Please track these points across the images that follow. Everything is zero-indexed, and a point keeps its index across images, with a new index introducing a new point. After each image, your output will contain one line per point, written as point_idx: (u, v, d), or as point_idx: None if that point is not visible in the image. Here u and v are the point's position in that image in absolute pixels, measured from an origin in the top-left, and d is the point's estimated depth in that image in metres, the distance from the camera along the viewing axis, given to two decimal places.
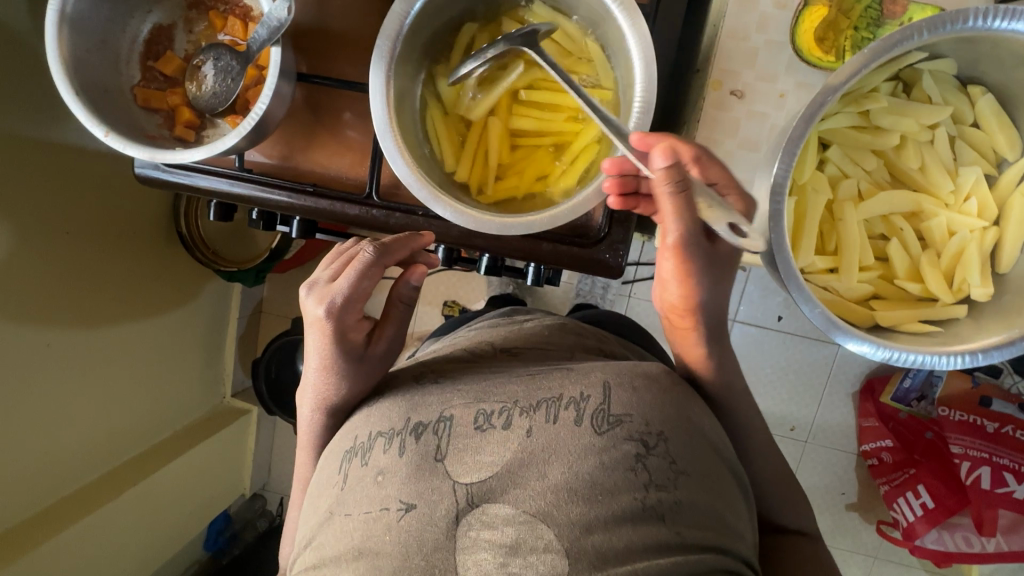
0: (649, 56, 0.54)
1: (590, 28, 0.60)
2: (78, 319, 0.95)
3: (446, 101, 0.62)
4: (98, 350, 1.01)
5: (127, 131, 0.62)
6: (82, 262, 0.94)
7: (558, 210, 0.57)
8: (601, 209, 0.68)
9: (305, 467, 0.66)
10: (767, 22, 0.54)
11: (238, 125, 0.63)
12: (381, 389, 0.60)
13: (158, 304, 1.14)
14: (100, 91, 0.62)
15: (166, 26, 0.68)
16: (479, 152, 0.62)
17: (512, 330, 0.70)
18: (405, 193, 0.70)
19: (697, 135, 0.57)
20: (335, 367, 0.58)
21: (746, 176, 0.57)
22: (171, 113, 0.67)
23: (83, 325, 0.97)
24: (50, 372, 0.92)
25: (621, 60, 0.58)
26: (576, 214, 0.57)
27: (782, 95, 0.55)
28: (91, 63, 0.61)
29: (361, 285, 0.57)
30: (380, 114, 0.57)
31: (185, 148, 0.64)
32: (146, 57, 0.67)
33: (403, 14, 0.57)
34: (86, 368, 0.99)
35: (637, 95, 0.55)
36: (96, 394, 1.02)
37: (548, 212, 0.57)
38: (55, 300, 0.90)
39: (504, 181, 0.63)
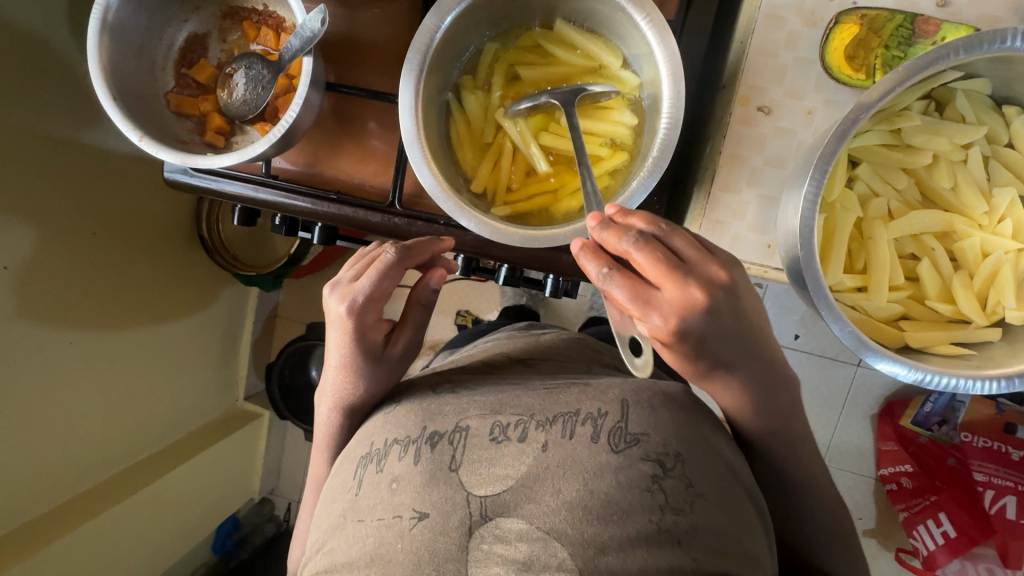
0: (677, 72, 0.54)
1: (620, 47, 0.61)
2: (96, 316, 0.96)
3: (468, 117, 0.63)
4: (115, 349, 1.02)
5: (160, 136, 0.63)
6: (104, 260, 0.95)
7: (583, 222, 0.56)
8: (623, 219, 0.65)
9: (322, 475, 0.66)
10: (797, 40, 0.55)
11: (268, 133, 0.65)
12: (396, 396, 0.60)
13: (177, 304, 1.15)
14: (136, 96, 0.63)
15: (200, 35, 0.69)
16: (500, 149, 0.63)
17: (531, 341, 0.70)
18: (426, 203, 0.71)
19: (722, 150, 0.57)
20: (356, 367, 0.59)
21: (772, 192, 0.57)
22: (202, 119, 0.68)
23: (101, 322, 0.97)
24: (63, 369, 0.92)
25: (649, 71, 0.59)
26: None
27: (810, 113, 0.55)
28: (126, 67, 0.63)
29: (381, 284, 0.57)
30: (407, 125, 0.58)
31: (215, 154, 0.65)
32: (180, 65, 0.68)
33: (433, 28, 0.57)
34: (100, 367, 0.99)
35: (665, 110, 0.55)
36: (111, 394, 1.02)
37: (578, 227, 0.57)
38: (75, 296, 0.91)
39: (516, 191, 0.64)
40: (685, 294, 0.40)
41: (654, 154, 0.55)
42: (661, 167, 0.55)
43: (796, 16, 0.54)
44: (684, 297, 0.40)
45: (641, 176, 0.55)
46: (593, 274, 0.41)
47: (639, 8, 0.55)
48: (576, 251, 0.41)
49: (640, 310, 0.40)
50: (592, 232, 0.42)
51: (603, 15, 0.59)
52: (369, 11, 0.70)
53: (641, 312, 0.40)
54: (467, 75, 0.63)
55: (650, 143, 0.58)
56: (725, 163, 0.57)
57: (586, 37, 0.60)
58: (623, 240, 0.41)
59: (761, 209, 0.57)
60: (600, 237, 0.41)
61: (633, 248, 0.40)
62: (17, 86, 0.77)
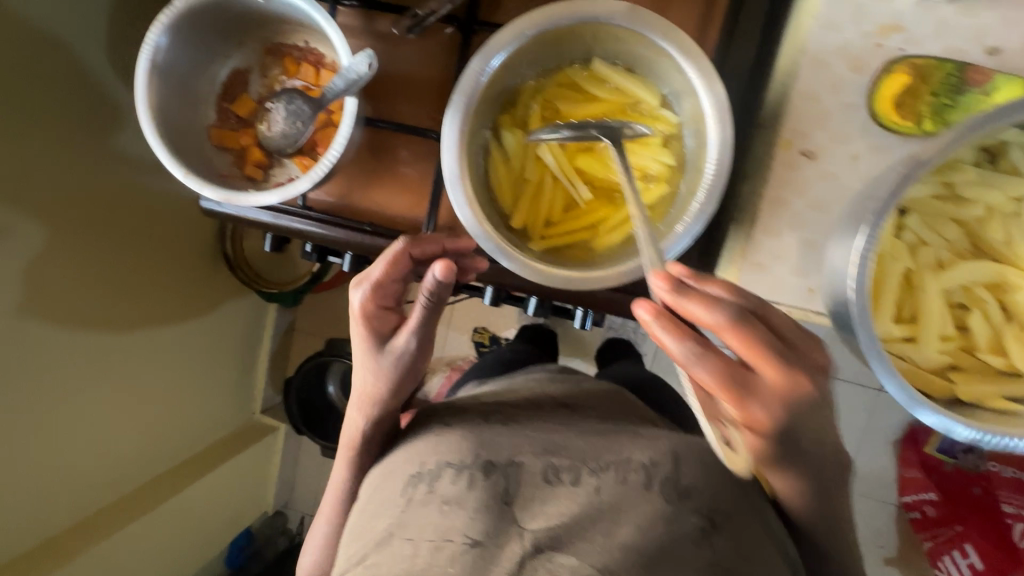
0: (723, 120, 0.54)
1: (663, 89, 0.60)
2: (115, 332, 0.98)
3: (507, 155, 0.63)
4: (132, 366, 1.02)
5: (204, 172, 0.64)
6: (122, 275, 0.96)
7: (629, 267, 0.57)
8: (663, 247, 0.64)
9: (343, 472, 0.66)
10: (842, 85, 0.54)
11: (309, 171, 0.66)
12: (449, 419, 0.60)
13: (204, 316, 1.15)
14: (181, 132, 0.65)
15: (242, 70, 0.70)
16: (538, 186, 0.63)
17: (573, 385, 0.70)
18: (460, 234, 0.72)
19: (765, 193, 0.57)
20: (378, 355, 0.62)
21: (815, 236, 0.56)
22: (242, 152, 0.69)
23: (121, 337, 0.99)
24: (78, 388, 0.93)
25: (692, 111, 0.58)
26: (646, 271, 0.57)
27: (855, 157, 0.55)
28: (173, 105, 0.64)
29: (393, 272, 0.58)
30: (450, 166, 0.58)
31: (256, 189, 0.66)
32: (222, 99, 0.69)
33: (479, 71, 0.57)
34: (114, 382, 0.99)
35: (711, 157, 0.55)
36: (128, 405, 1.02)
37: (621, 270, 0.57)
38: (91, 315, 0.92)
39: (554, 228, 0.64)
40: (781, 375, 0.40)
41: (699, 200, 0.55)
42: (707, 212, 0.55)
43: (841, 61, 0.54)
44: (780, 378, 0.40)
45: (685, 223, 0.55)
46: (671, 349, 0.40)
47: (682, 53, 0.54)
48: (648, 319, 0.39)
49: (731, 392, 0.40)
50: (674, 300, 0.40)
51: (645, 57, 0.59)
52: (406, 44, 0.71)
53: (739, 396, 0.40)
54: (505, 113, 0.63)
55: (693, 186, 0.58)
56: (767, 206, 0.57)
57: (629, 78, 0.60)
58: (714, 313, 0.39)
59: (803, 252, 0.57)
60: (683, 307, 0.39)
61: (731, 326, 0.39)
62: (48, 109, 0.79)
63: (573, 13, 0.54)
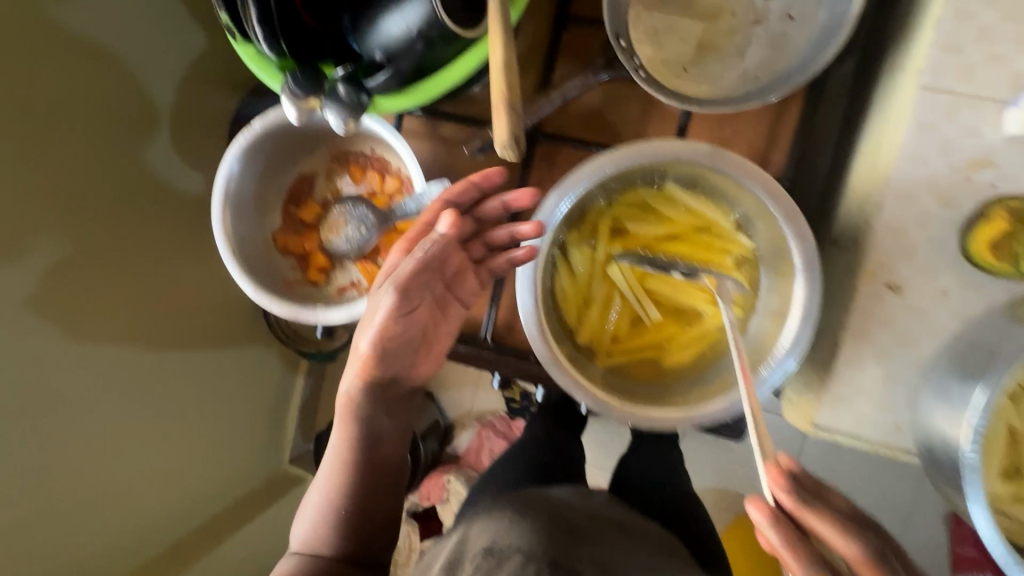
0: (812, 260, 0.52)
1: (737, 213, 0.59)
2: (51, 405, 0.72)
3: (574, 274, 0.62)
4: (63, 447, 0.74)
5: (269, 284, 0.65)
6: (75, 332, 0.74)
7: (709, 408, 0.54)
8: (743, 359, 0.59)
9: (345, 462, 0.58)
10: (929, 219, 0.53)
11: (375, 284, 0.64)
12: (519, 508, 0.57)
13: (182, 381, 0.89)
14: (249, 243, 0.66)
15: (308, 174, 0.71)
16: (605, 304, 0.62)
17: (623, 514, 0.67)
18: (516, 334, 0.73)
19: (848, 325, 0.55)
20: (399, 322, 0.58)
21: (901, 370, 0.54)
22: (305, 256, 0.70)
23: (55, 409, 0.72)
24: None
25: (767, 237, 0.57)
26: (727, 414, 0.54)
27: (944, 292, 0.53)
28: (245, 219, 0.66)
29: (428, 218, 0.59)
30: (524, 295, 0.57)
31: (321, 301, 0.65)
32: (287, 204, 0.70)
33: (554, 205, 0.57)
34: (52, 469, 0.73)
35: (798, 295, 0.52)
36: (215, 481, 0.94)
37: (694, 411, 0.54)
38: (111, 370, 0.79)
39: (622, 347, 0.62)
40: None
41: (787, 341, 0.52)
42: (796, 352, 0.52)
43: (928, 194, 0.53)
44: None
45: (770, 368, 0.53)
46: (786, 559, 0.41)
47: (765, 193, 0.53)
48: (761, 520, 0.42)
49: None
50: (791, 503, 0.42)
51: (720, 186, 0.58)
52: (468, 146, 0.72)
53: None
54: (576, 230, 0.62)
55: (773, 321, 0.56)
56: (851, 338, 0.55)
57: (703, 204, 0.59)
58: (833, 528, 0.42)
59: (886, 386, 0.54)
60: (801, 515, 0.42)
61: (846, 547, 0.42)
62: (95, 149, 0.71)
63: (650, 149, 0.54)
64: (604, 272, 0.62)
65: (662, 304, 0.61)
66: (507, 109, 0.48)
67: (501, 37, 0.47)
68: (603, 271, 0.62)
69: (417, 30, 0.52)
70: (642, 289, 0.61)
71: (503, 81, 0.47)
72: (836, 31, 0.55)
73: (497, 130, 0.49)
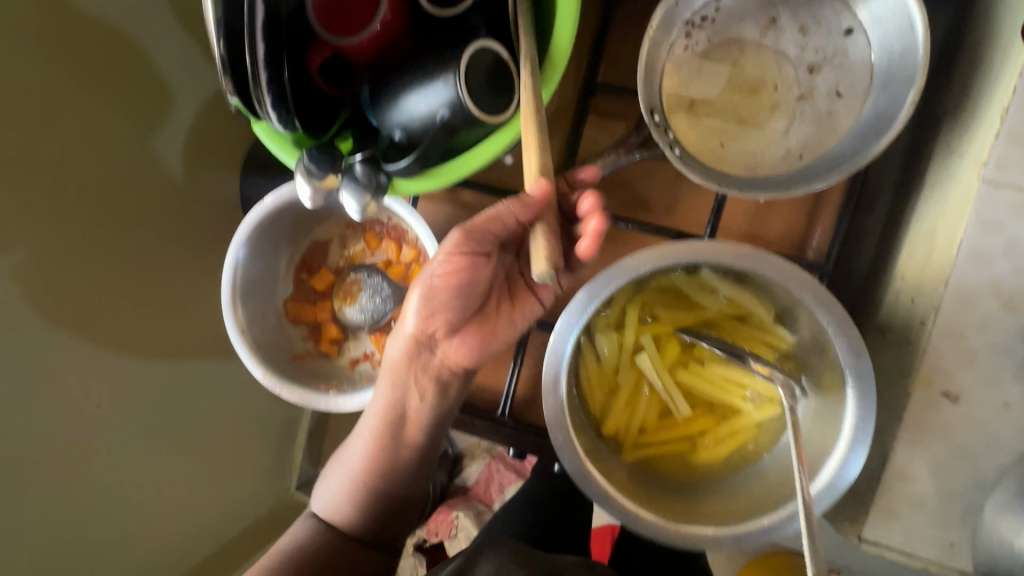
0: (866, 376, 0.47)
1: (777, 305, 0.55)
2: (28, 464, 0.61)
3: (598, 363, 0.58)
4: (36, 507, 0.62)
5: (280, 361, 0.62)
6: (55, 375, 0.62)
7: (749, 529, 0.50)
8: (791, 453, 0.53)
9: (379, 446, 0.56)
10: (991, 324, 0.49)
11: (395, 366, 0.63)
12: None
13: (190, 430, 0.80)
14: (260, 315, 0.63)
15: (322, 241, 0.68)
16: (634, 392, 0.59)
17: None
18: (535, 410, 0.69)
19: (899, 435, 0.51)
20: (449, 314, 0.51)
21: (957, 485, 0.50)
22: (317, 326, 0.67)
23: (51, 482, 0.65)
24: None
25: (812, 336, 0.53)
26: (767, 535, 0.50)
27: (1006, 404, 0.49)
28: (256, 291, 0.63)
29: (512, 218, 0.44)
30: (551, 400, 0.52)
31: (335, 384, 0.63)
32: (300, 271, 0.67)
33: (585, 301, 0.51)
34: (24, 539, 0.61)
35: (850, 411, 0.48)
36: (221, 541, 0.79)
37: (733, 530, 0.50)
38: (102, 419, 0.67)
39: (649, 440, 0.58)
40: None
41: (836, 459, 0.48)
42: (848, 472, 0.48)
43: (990, 297, 0.48)
44: None
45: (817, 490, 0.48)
46: None
47: (820, 304, 0.48)
48: None
49: None
50: None
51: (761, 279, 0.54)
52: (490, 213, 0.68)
53: None
54: (603, 316, 0.57)
55: (822, 432, 0.51)
56: (902, 449, 0.50)
57: (741, 295, 0.55)
58: None
59: (941, 501, 0.50)
60: None
61: None
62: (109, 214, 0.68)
63: (697, 251, 0.49)
64: (636, 356, 0.58)
65: (695, 394, 0.58)
66: (538, 132, 0.43)
67: (529, 70, 0.46)
68: (635, 354, 0.58)
69: (441, 117, 0.48)
70: (679, 372, 0.58)
71: (530, 111, 0.44)
72: (884, 125, 0.51)
73: (527, 162, 0.43)
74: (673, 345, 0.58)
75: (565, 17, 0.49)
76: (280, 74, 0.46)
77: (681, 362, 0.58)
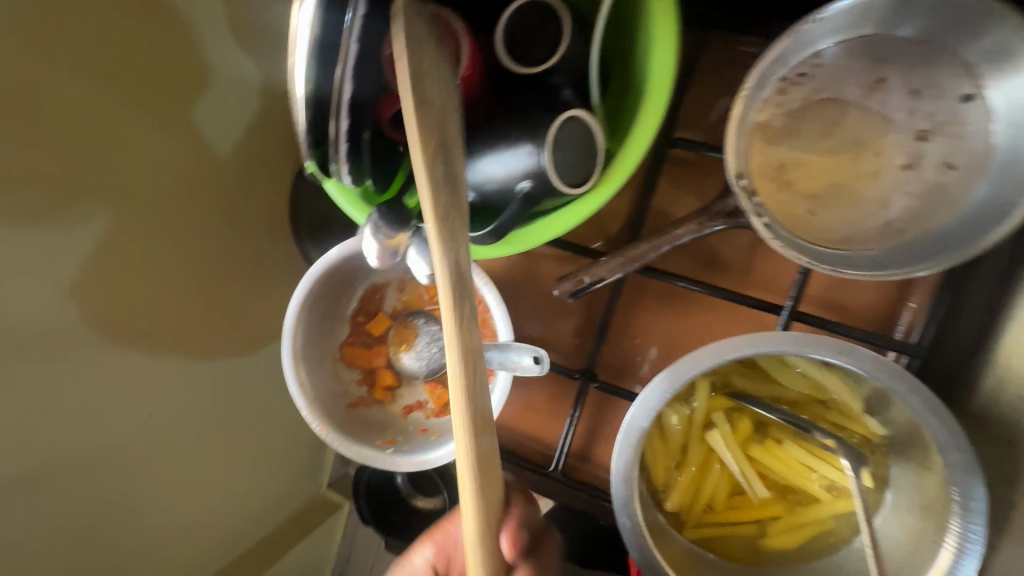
0: (977, 494, 0.42)
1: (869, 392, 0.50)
2: (97, 485, 0.59)
3: (665, 438, 0.55)
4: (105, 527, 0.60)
5: (336, 410, 0.62)
6: (127, 399, 0.59)
7: None
8: (877, 546, 0.50)
9: None
10: None
11: (451, 422, 0.62)
12: None
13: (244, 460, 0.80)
14: (318, 361, 0.63)
15: (380, 285, 0.66)
16: (703, 467, 0.56)
17: None
18: (586, 466, 0.67)
19: None
20: None
21: None
22: (372, 370, 0.67)
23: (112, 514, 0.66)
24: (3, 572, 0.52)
25: (904, 431, 0.49)
26: None
27: None
28: (316, 336, 0.63)
29: None
30: (621, 489, 0.48)
31: (391, 438, 0.63)
32: (357, 314, 0.67)
33: (662, 388, 0.48)
34: (96, 557, 0.60)
35: (955, 528, 0.43)
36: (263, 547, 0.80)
37: None
38: (162, 439, 0.64)
39: (718, 519, 0.56)
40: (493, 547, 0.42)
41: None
42: None
43: None
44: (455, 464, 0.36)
45: None
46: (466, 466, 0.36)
47: (931, 413, 0.43)
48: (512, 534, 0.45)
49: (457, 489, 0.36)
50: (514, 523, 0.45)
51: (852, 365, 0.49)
52: (555, 266, 0.66)
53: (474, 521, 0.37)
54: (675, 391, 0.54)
55: (917, 539, 0.47)
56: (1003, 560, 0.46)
57: (830, 380, 0.50)
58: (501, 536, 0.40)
59: None
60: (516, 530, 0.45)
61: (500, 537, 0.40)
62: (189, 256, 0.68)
63: (788, 342, 0.46)
64: (708, 428, 0.55)
65: (768, 472, 0.55)
66: (481, 492, 0.35)
67: (464, 385, 0.35)
68: (707, 427, 0.55)
69: (523, 187, 0.46)
70: (751, 451, 0.55)
71: (461, 386, 0.35)
72: (1002, 212, 0.47)
73: (466, 527, 0.36)
74: (744, 421, 0.55)
75: (658, 83, 0.48)
76: (360, 138, 0.42)
77: (751, 441, 0.55)
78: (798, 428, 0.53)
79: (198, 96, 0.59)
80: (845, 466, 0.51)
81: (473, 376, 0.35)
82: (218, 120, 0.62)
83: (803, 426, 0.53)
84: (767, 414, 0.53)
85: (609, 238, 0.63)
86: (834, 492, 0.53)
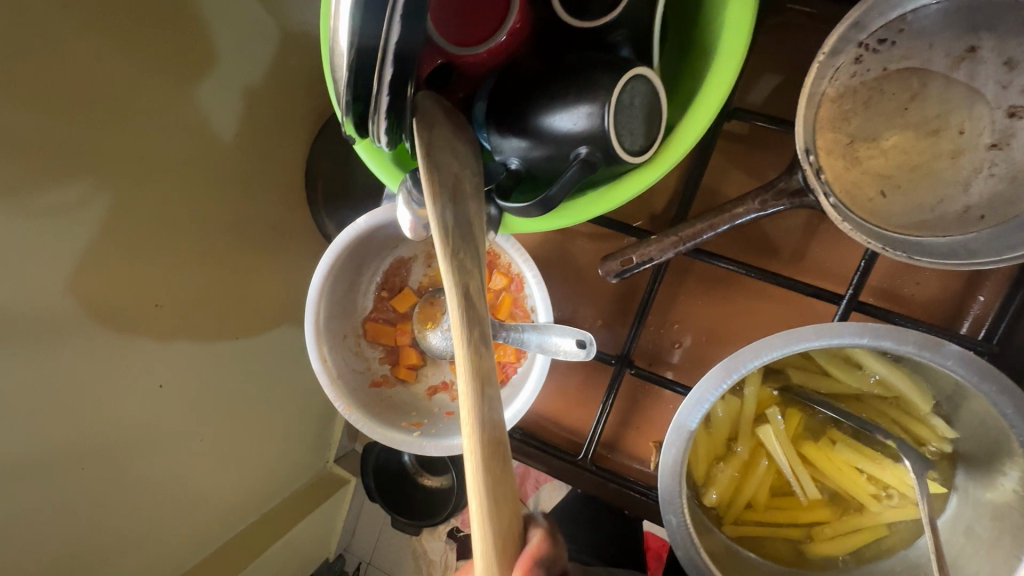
0: None
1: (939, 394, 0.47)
2: (112, 456, 0.56)
3: (711, 430, 0.52)
4: (120, 498, 0.58)
5: (357, 388, 0.59)
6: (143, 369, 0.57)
7: None
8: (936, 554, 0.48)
9: None
10: None
11: None
12: None
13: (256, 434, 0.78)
14: (341, 336, 0.60)
15: (407, 258, 0.63)
16: (749, 463, 0.53)
17: None
18: (615, 457, 0.64)
19: None
20: None
21: None
22: (395, 348, 0.64)
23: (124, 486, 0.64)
24: (14, 541, 0.49)
25: (975, 437, 0.46)
26: None
27: None
28: (339, 310, 0.59)
29: None
30: (669, 482, 0.46)
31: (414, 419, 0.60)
32: (381, 288, 0.63)
33: (722, 375, 0.44)
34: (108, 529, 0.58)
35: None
36: (273, 520, 0.78)
37: None
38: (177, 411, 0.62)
39: (761, 518, 0.53)
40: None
41: None
42: None
43: None
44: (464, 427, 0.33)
45: None
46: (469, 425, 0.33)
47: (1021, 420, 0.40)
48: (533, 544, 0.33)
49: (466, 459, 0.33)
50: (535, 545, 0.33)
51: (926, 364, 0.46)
52: (594, 245, 0.63)
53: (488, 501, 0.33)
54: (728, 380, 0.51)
55: (985, 552, 0.44)
56: None
57: (898, 379, 0.47)
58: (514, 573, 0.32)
59: None
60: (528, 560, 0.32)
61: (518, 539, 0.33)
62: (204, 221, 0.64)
63: (868, 335, 0.42)
64: (757, 422, 0.52)
65: (817, 472, 0.52)
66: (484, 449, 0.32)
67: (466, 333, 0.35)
68: (756, 420, 0.52)
69: (580, 153, 0.41)
70: (802, 447, 0.52)
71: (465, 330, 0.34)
72: None
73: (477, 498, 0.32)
74: (795, 415, 0.52)
75: (737, 26, 0.41)
76: (405, 93, 0.37)
77: (802, 435, 0.52)
78: (855, 425, 0.50)
79: (216, 46, 0.55)
80: (905, 471, 0.49)
81: (473, 327, 0.35)
82: (239, 73, 0.58)
83: (860, 423, 0.50)
84: (823, 407, 0.51)
85: (654, 217, 0.60)
86: (886, 498, 0.51)
